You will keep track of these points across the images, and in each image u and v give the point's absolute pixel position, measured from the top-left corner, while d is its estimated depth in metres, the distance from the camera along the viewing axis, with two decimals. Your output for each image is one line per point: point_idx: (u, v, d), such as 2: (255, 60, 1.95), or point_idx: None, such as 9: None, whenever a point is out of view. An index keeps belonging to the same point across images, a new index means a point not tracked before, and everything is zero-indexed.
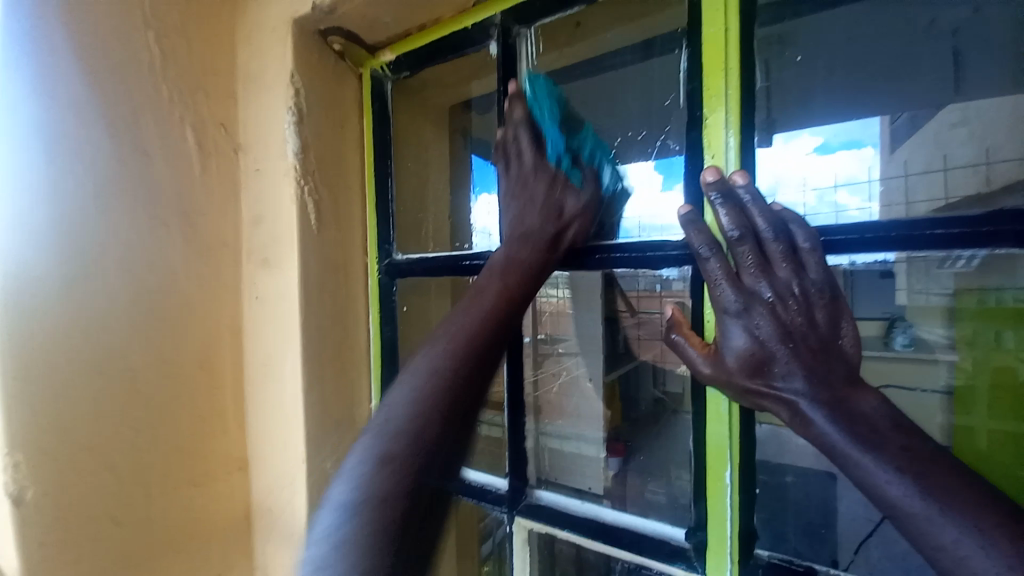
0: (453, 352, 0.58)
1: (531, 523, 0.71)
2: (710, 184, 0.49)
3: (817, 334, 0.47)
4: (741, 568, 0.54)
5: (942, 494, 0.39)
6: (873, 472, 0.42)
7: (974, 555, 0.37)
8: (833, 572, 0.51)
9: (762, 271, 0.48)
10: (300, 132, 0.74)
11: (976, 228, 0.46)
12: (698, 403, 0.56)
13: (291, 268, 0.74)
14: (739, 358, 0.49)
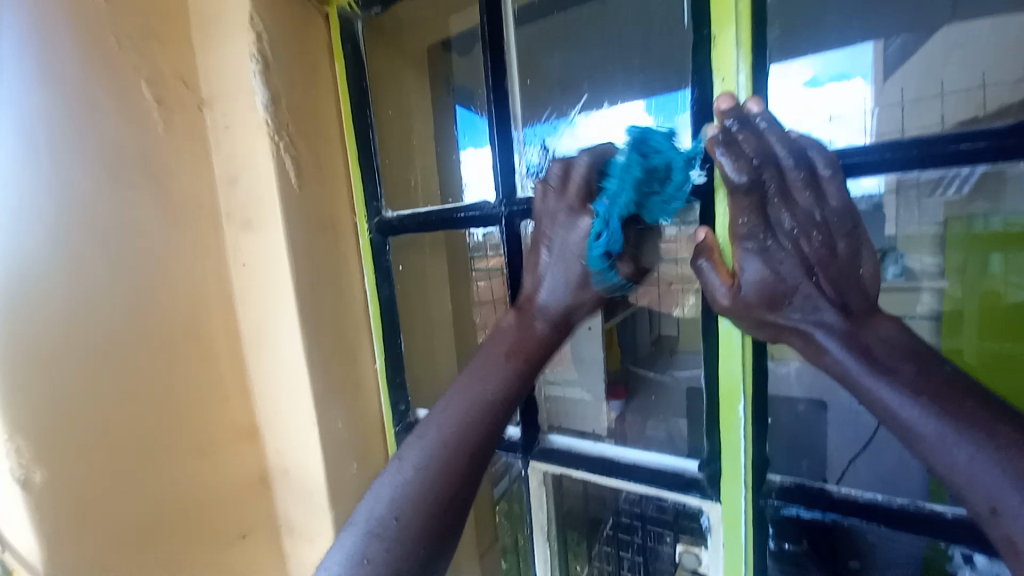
0: (503, 384, 0.57)
1: (547, 466, 0.73)
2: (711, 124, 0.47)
3: (836, 263, 0.46)
4: (754, 494, 0.56)
5: (956, 413, 0.38)
6: (886, 395, 0.41)
7: (985, 472, 0.36)
8: (845, 492, 0.52)
9: (781, 202, 0.46)
10: (268, 82, 0.68)
11: (998, 142, 0.44)
12: (710, 340, 0.55)
13: (276, 232, 0.70)
14: (757, 290, 0.47)
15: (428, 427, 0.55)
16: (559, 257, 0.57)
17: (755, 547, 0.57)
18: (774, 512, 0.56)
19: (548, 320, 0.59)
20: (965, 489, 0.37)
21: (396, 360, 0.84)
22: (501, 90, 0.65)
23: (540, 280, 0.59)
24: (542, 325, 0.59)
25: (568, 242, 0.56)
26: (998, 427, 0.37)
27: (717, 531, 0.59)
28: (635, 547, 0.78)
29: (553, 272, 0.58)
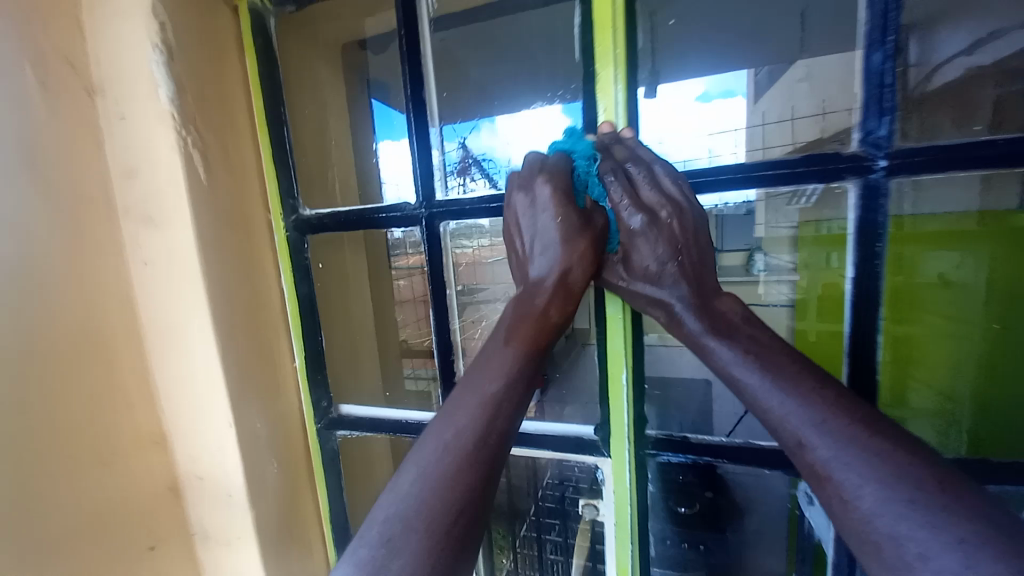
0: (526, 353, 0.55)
1: None
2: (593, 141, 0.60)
3: (697, 250, 0.57)
4: (635, 447, 0.68)
5: (773, 370, 0.50)
6: (723, 355, 0.53)
7: (791, 413, 0.47)
8: (701, 438, 0.66)
9: (648, 192, 0.57)
10: (171, 74, 0.66)
11: (798, 168, 0.55)
12: (601, 322, 0.66)
13: (183, 228, 0.68)
14: (636, 269, 0.60)
15: (444, 422, 0.51)
16: (541, 224, 0.59)
17: (639, 491, 0.69)
18: (652, 460, 0.68)
19: (559, 288, 0.58)
20: (781, 430, 0.47)
21: (318, 357, 0.86)
22: (420, 100, 0.69)
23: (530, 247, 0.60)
24: (543, 308, 0.58)
25: (541, 225, 0.58)
26: (802, 379, 0.49)
27: (609, 481, 0.70)
28: (556, 530, 0.89)
29: (545, 226, 0.58)
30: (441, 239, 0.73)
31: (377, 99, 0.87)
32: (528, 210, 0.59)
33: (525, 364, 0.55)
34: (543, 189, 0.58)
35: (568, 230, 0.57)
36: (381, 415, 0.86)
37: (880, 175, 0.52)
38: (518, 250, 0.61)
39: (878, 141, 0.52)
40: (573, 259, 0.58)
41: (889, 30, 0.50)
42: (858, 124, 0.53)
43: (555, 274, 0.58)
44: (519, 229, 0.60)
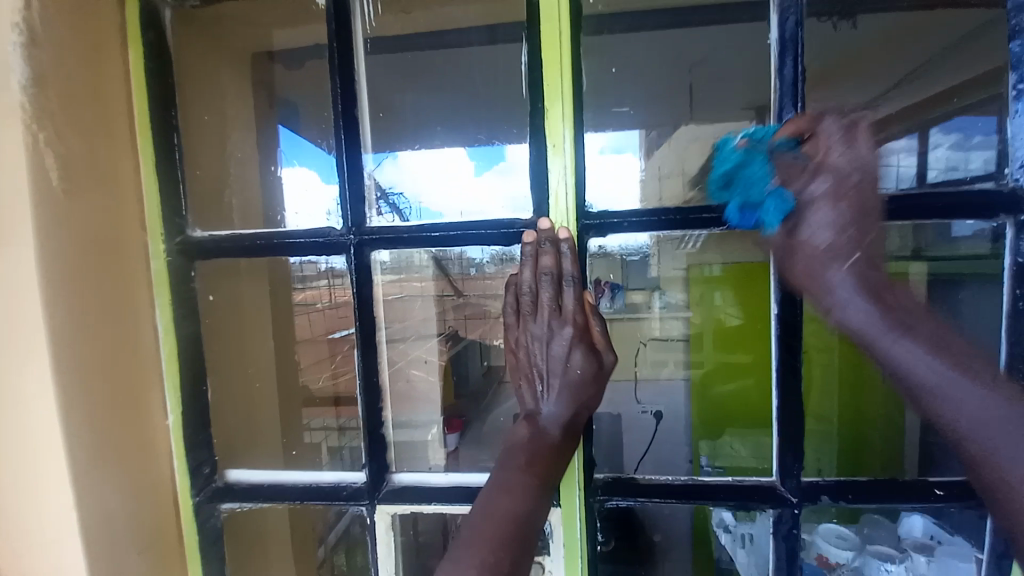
0: (535, 472, 0.55)
1: (395, 507, 0.67)
2: (541, 257, 0.57)
3: (864, 235, 0.51)
4: (585, 492, 0.64)
5: (960, 368, 0.48)
6: (895, 349, 0.50)
7: (974, 403, 0.47)
8: (647, 477, 0.64)
9: (837, 156, 0.50)
10: (27, 55, 0.52)
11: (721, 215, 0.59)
12: None
13: (25, 250, 0.52)
14: (812, 259, 0.52)
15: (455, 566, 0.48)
16: (543, 338, 0.58)
17: (588, 540, 0.64)
18: (601, 506, 0.64)
19: (557, 424, 0.58)
20: (961, 435, 0.48)
21: (203, 413, 0.70)
22: (352, 118, 0.63)
23: (529, 360, 0.60)
24: (553, 427, 0.58)
25: (548, 343, 0.58)
26: (981, 369, 0.48)
27: (558, 532, 0.65)
28: None
29: (555, 351, 0.58)
30: (372, 272, 0.65)
31: (283, 124, 0.81)
32: (525, 338, 0.59)
33: (534, 486, 0.54)
34: (530, 320, 0.58)
35: (568, 349, 0.58)
36: (282, 479, 0.71)
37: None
38: (526, 375, 0.60)
39: None
40: (570, 381, 0.59)
41: (797, 96, 0.56)
42: None
43: (563, 390, 0.59)
44: (525, 357, 0.60)
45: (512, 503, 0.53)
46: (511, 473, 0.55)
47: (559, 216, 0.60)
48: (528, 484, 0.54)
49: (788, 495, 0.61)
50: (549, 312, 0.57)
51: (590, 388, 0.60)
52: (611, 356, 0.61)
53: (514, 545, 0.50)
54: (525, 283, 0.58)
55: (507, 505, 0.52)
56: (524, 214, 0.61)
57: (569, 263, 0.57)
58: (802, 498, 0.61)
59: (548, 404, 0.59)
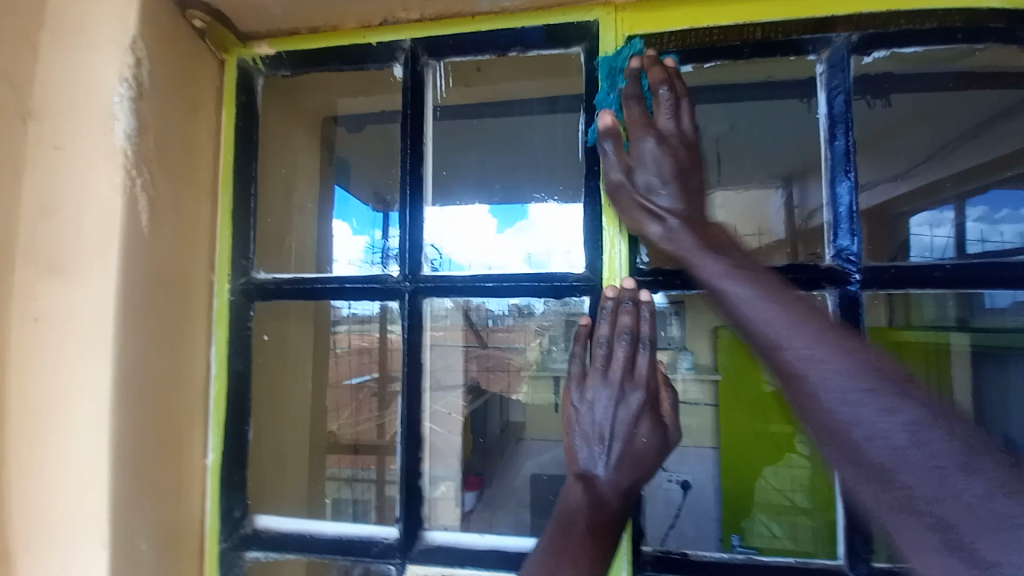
0: (591, 542, 0.54)
1: (426, 568, 0.64)
2: (620, 317, 0.58)
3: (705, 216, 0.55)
4: (633, 565, 0.60)
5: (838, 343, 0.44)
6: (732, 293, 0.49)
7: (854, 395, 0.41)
8: (699, 552, 0.60)
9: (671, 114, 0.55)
10: (135, 111, 0.58)
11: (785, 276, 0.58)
12: None
13: (106, 283, 0.55)
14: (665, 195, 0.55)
15: None
16: (610, 400, 0.58)
17: None
18: None
19: (616, 491, 0.57)
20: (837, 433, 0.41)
21: (239, 453, 0.70)
22: (418, 174, 0.67)
23: (592, 421, 0.59)
24: (611, 493, 0.57)
25: (613, 406, 0.58)
26: (848, 344, 0.43)
27: None
28: None
29: (621, 415, 0.58)
30: (422, 318, 0.67)
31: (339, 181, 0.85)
32: (591, 396, 0.59)
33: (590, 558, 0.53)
34: (600, 377, 0.58)
35: (635, 419, 0.59)
36: (311, 529, 0.69)
37: (856, 286, 0.57)
38: (586, 438, 0.59)
39: (850, 257, 0.58)
40: (633, 448, 0.59)
41: (850, 165, 0.59)
42: (833, 242, 0.60)
43: (625, 458, 0.58)
44: (587, 415, 0.59)
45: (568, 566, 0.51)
46: (562, 535, 0.54)
47: (613, 273, 0.61)
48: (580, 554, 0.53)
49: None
50: (621, 374, 0.58)
51: (651, 455, 0.59)
52: (674, 432, 0.62)
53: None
54: (603, 340, 0.58)
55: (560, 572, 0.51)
56: (578, 268, 0.63)
57: (649, 326, 0.58)
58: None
59: (608, 469, 0.58)
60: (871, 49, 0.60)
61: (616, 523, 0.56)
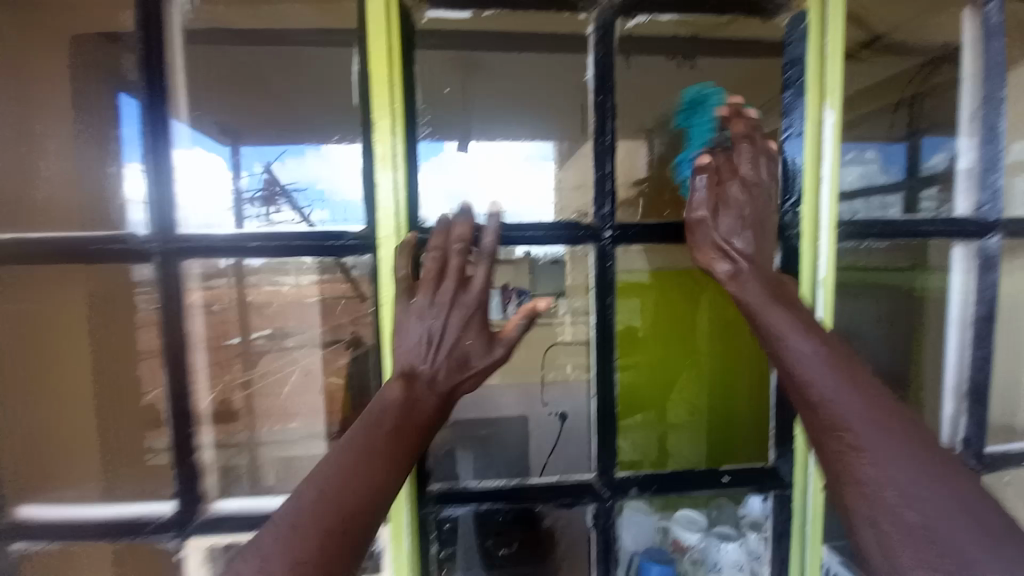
0: (395, 442, 0.55)
1: (209, 539, 0.66)
2: (449, 259, 0.60)
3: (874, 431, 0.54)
4: (416, 505, 0.67)
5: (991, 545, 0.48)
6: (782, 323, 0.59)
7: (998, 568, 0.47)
8: (481, 483, 0.70)
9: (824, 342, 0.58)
10: None
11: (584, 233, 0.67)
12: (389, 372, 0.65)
13: None
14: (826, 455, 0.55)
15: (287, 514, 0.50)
16: (436, 311, 0.59)
17: (422, 552, 0.68)
18: (435, 516, 0.69)
19: (438, 392, 0.59)
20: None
21: None
22: (159, 113, 0.61)
23: (417, 320, 0.59)
24: (429, 394, 0.59)
25: (444, 312, 0.59)
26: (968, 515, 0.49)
27: (388, 549, 0.68)
28: None
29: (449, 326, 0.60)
30: (183, 282, 0.63)
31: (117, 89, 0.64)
32: (421, 307, 0.59)
33: (392, 460, 0.55)
34: (433, 286, 0.59)
35: (462, 327, 0.60)
36: (89, 514, 0.66)
37: (607, 244, 0.67)
38: (411, 348, 0.59)
39: (605, 217, 0.67)
40: (456, 354, 0.60)
41: (607, 129, 0.67)
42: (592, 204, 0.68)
43: (447, 360, 0.60)
44: (416, 321, 0.59)
45: (347, 493, 0.51)
46: (369, 436, 0.55)
47: (386, 230, 0.61)
48: (384, 461, 0.54)
49: (603, 489, 0.71)
50: (456, 277, 0.60)
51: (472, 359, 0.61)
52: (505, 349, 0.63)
53: (346, 517, 0.50)
54: (438, 245, 0.60)
55: (363, 467, 0.54)
56: (357, 226, 0.63)
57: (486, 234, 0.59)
58: (615, 491, 0.71)
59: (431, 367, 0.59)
60: (633, 13, 0.66)
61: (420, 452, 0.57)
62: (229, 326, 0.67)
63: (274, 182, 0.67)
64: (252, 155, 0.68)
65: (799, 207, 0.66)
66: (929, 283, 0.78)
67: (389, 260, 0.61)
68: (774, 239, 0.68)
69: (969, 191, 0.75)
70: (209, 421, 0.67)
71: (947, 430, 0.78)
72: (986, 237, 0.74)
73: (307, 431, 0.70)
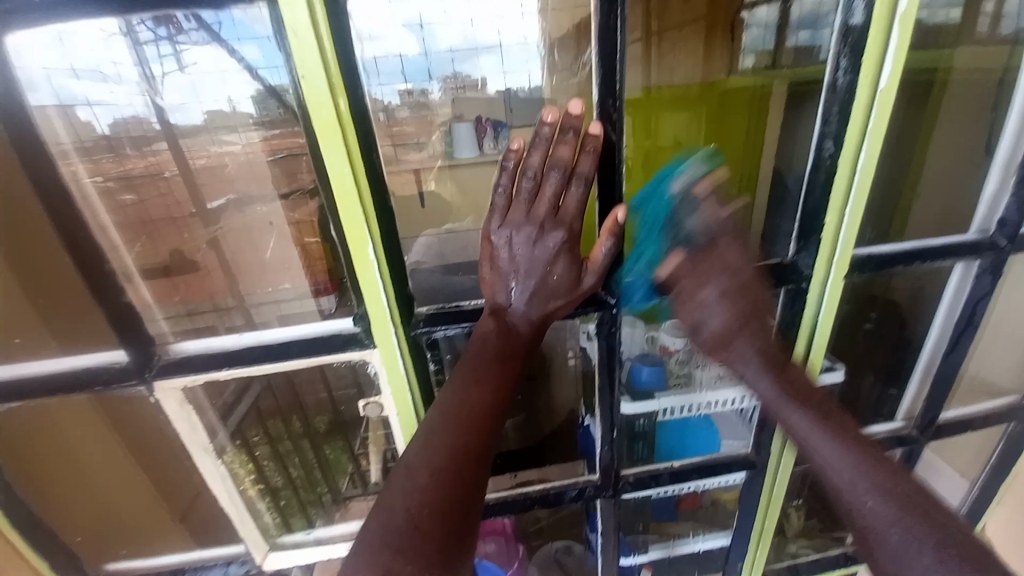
0: (511, 371, 0.60)
1: (178, 379, 0.65)
2: (543, 185, 0.55)
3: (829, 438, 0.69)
4: (403, 326, 0.64)
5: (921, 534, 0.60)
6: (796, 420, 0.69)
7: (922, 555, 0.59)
8: (473, 303, 0.67)
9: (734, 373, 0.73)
10: None
11: None
12: (361, 174, 0.54)
13: None
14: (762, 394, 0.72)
15: (416, 447, 0.54)
16: (516, 239, 0.58)
17: (416, 373, 0.67)
18: (427, 337, 0.66)
19: (527, 322, 0.62)
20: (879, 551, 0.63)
21: None
22: None
23: (513, 254, 0.59)
24: (522, 324, 0.62)
25: (532, 246, 0.58)
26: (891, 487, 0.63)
27: (382, 374, 0.66)
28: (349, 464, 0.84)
29: (540, 246, 0.58)
30: (26, 102, 0.52)
31: None
32: (510, 227, 0.57)
33: (500, 386, 0.59)
34: (522, 210, 0.56)
35: (553, 256, 0.58)
36: (36, 372, 0.63)
37: None
38: (500, 286, 0.62)
39: None
40: (540, 281, 0.60)
41: None
42: None
43: (539, 292, 0.61)
44: (504, 248, 0.59)
45: (434, 460, 0.53)
46: (477, 368, 0.59)
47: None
48: (488, 380, 0.58)
49: (606, 295, 0.69)
50: (545, 207, 0.56)
51: (556, 289, 0.61)
52: (592, 278, 0.62)
53: (476, 431, 0.56)
54: (534, 154, 0.55)
55: (468, 391, 0.57)
56: None
57: (584, 160, 0.55)
58: (619, 299, 0.70)
59: (517, 302, 0.62)
60: None
61: (494, 406, 0.58)
62: (116, 185, 0.61)
63: None
64: None
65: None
66: (953, 64, 0.74)
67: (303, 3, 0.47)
68: None
69: None
70: (140, 278, 0.64)
71: (982, 211, 0.75)
72: None
73: (301, 289, 0.68)
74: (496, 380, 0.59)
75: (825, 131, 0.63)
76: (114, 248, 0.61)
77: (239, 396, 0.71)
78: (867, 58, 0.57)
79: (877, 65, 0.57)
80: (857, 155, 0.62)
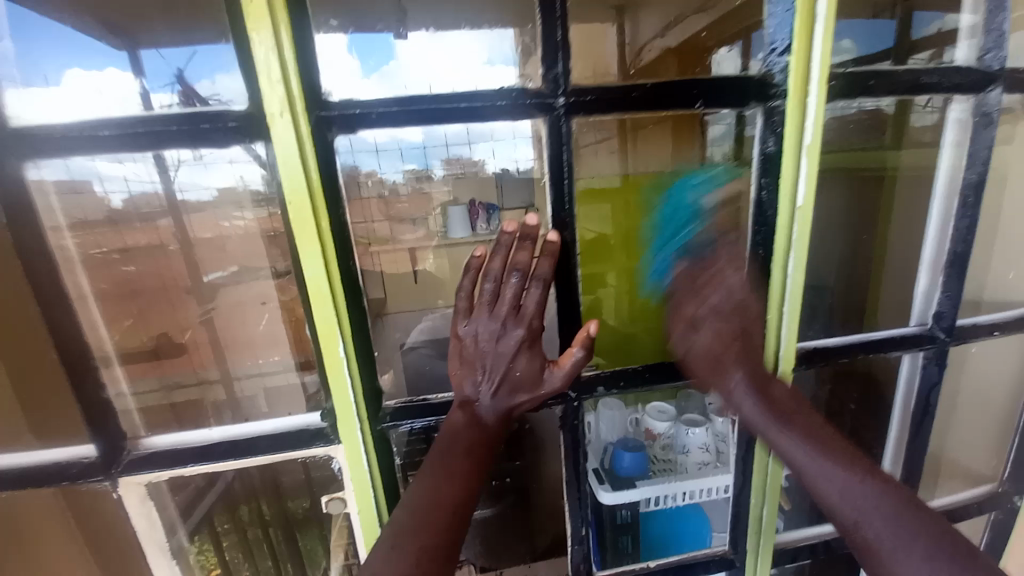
0: (479, 464, 0.62)
1: (141, 474, 0.65)
2: (504, 287, 0.61)
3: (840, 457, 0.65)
4: (370, 422, 0.66)
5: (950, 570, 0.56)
6: (785, 444, 0.67)
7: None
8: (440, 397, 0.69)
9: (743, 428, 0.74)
10: None
11: (527, 100, 0.61)
12: (338, 280, 0.60)
13: None
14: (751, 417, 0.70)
15: (383, 545, 0.55)
16: (483, 337, 0.62)
17: (382, 468, 0.68)
18: (394, 431, 0.68)
19: (495, 414, 0.65)
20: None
21: None
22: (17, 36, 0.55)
23: (479, 352, 0.63)
24: (490, 416, 0.64)
25: (498, 344, 0.62)
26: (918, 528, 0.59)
27: (347, 468, 0.67)
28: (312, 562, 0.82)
29: (505, 345, 0.62)
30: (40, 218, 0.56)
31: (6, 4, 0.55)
32: (478, 325, 0.62)
33: (467, 480, 0.60)
34: (487, 311, 0.61)
35: (516, 353, 0.63)
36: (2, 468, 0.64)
37: (561, 118, 0.62)
38: (469, 380, 0.65)
39: (558, 79, 0.61)
40: (506, 377, 0.64)
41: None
42: (544, 61, 0.61)
43: (504, 386, 0.64)
44: (471, 344, 0.63)
45: (400, 561, 0.53)
46: (445, 461, 0.60)
47: (273, 103, 0.54)
48: (456, 475, 0.60)
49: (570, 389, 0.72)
50: (509, 310, 0.61)
51: (520, 384, 0.64)
52: (557, 379, 0.65)
53: (441, 529, 0.56)
54: (494, 262, 0.60)
55: (437, 488, 0.59)
56: (236, 104, 0.55)
57: (541, 265, 0.61)
58: (582, 391, 0.73)
59: (485, 396, 0.65)
60: None
61: (461, 501, 0.59)
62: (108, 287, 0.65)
63: (192, 94, 0.58)
64: (162, 67, 0.60)
65: (787, 64, 0.63)
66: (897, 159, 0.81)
67: (295, 141, 0.55)
68: (754, 101, 0.66)
69: (972, 40, 0.70)
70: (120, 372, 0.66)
71: (920, 306, 0.81)
72: (986, 92, 0.70)
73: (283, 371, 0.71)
74: (462, 474, 0.60)
75: (758, 240, 0.70)
76: (101, 343, 0.63)
77: (202, 488, 0.71)
78: (784, 183, 0.67)
79: (792, 187, 0.67)
80: (788, 259, 0.69)
